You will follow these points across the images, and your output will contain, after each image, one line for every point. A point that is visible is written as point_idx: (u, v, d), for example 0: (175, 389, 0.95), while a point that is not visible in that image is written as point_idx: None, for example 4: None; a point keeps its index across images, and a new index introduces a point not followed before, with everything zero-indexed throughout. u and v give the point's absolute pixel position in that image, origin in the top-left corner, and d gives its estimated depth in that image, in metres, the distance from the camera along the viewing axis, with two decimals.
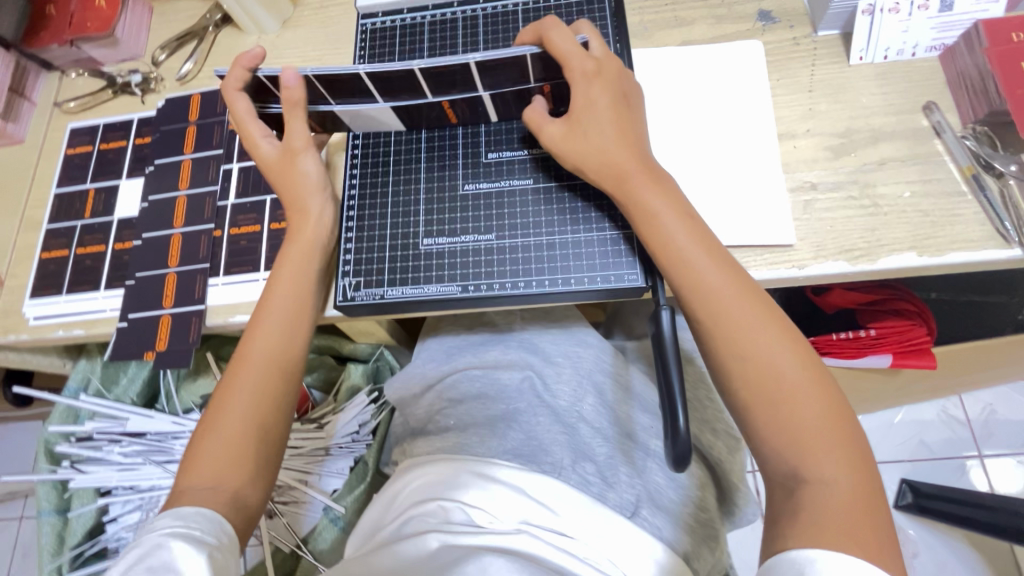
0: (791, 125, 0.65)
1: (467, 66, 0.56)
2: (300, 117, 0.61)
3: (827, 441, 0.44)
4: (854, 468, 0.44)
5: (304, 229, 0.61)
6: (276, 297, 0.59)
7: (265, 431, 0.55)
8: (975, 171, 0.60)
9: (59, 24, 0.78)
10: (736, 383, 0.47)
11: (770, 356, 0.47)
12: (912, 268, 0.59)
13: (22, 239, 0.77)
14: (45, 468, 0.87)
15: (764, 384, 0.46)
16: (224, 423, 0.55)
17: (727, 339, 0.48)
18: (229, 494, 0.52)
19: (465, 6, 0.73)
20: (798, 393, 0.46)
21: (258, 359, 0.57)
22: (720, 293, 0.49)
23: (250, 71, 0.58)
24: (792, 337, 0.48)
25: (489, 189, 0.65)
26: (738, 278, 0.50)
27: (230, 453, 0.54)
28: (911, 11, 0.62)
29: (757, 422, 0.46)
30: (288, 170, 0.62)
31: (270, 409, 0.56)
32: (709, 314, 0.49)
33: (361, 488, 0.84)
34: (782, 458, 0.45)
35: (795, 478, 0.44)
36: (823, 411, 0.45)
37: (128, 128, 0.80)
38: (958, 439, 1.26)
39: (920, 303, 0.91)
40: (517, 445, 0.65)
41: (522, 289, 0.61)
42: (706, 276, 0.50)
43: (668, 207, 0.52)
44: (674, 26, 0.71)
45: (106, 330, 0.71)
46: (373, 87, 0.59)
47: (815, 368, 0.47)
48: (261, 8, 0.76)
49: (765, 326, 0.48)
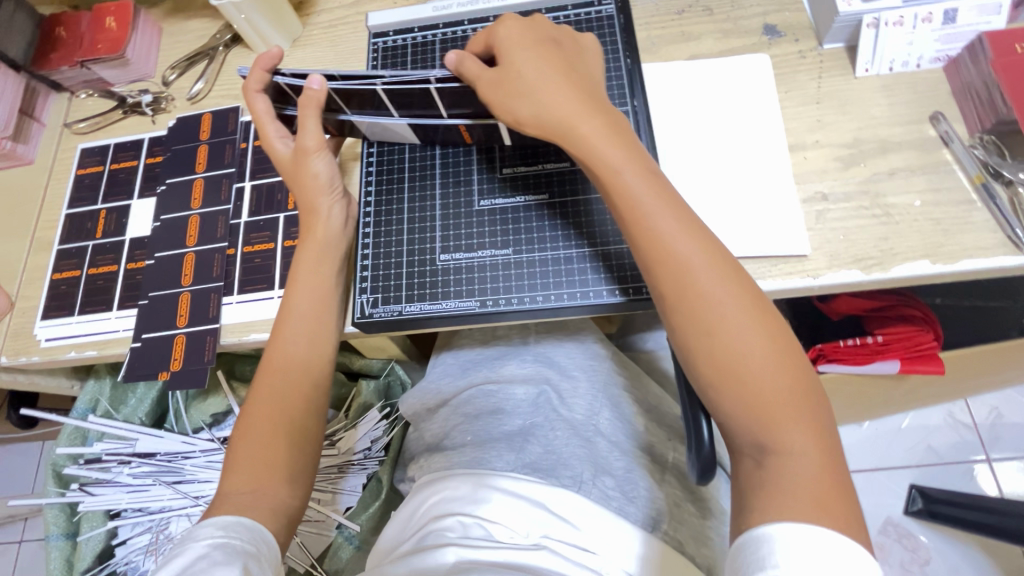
0: (800, 136, 0.66)
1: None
2: (314, 117, 0.59)
3: (794, 413, 0.42)
4: (820, 439, 0.42)
5: (318, 231, 0.61)
6: (300, 300, 0.60)
7: (298, 438, 0.57)
8: (984, 180, 0.60)
9: (69, 46, 0.79)
10: (699, 357, 0.45)
11: (740, 332, 0.44)
12: (926, 275, 0.60)
13: (33, 260, 0.77)
14: (53, 491, 0.86)
15: (730, 360, 0.43)
16: (249, 439, 0.55)
17: (697, 313, 0.45)
18: (268, 509, 0.53)
19: (475, 24, 0.74)
20: (764, 367, 0.43)
21: (283, 373, 0.58)
22: (687, 260, 0.45)
23: (267, 78, 0.59)
24: (756, 303, 0.45)
25: (504, 205, 0.65)
26: (711, 245, 0.46)
27: (268, 457, 0.55)
28: (915, 24, 0.63)
29: (722, 398, 0.44)
30: (299, 171, 0.61)
31: (293, 422, 0.57)
32: (677, 284, 0.45)
33: (375, 505, 0.82)
34: (749, 430, 0.43)
35: (764, 450, 0.42)
36: (788, 381, 0.43)
37: (139, 148, 0.80)
38: (965, 443, 1.26)
39: (925, 308, 0.92)
40: (536, 458, 0.63)
41: (537, 304, 0.61)
42: (669, 238, 0.46)
43: (628, 162, 0.48)
44: (681, 41, 0.72)
45: (118, 350, 0.70)
46: (388, 100, 0.60)
47: (787, 344, 0.44)
48: (271, 28, 0.77)
49: (738, 302, 0.45)
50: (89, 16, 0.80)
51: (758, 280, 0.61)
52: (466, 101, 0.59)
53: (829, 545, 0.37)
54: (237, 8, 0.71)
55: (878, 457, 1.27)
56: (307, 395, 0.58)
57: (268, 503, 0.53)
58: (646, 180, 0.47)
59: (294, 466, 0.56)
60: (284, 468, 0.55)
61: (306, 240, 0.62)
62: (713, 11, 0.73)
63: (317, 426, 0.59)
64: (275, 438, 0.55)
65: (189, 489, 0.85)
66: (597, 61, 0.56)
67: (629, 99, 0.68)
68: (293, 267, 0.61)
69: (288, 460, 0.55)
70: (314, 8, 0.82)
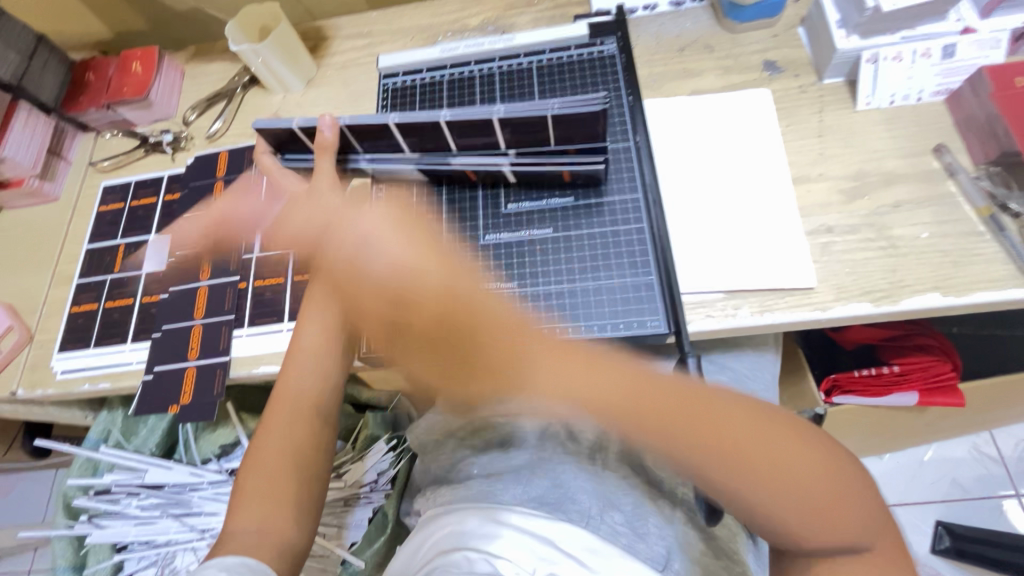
0: (803, 169, 0.66)
1: (490, 118, 0.61)
2: (327, 159, 0.66)
3: (857, 500, 0.50)
4: (874, 509, 0.51)
5: (328, 268, 0.65)
6: (312, 334, 0.63)
7: (303, 470, 0.57)
8: (992, 212, 0.60)
9: (97, 89, 0.84)
10: (786, 510, 0.48)
11: (804, 471, 0.49)
12: (936, 308, 0.59)
13: (53, 294, 0.79)
14: (62, 523, 0.86)
15: (811, 498, 0.49)
16: (256, 473, 0.56)
17: (773, 476, 0.49)
18: (271, 543, 0.52)
19: (482, 64, 0.76)
20: (829, 487, 0.49)
21: (293, 405, 0.59)
22: (733, 444, 0.49)
23: (284, 125, 0.67)
24: (798, 436, 0.51)
25: (510, 238, 0.66)
26: (741, 414, 0.51)
27: (272, 489, 0.55)
28: (914, 59, 0.64)
29: (817, 534, 0.49)
30: (313, 210, 0.66)
31: (302, 453, 0.58)
32: (738, 456, 0.49)
33: (381, 540, 0.80)
34: (839, 535, 0.49)
35: (849, 547, 0.49)
36: (842, 482, 0.50)
37: (159, 184, 0.83)
38: (993, 477, 1.21)
39: (940, 338, 0.92)
40: (542, 491, 0.61)
41: (543, 337, 0.62)
42: (709, 427, 0.49)
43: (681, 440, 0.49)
44: (683, 77, 0.74)
45: (132, 382, 0.71)
46: (397, 133, 0.64)
47: (825, 450, 0.51)
48: (287, 71, 0.81)
49: (790, 446, 0.50)
50: (116, 62, 0.86)
51: (764, 312, 0.61)
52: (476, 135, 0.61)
53: None
54: (254, 51, 0.75)
55: (900, 492, 1.23)
56: (313, 426, 0.59)
57: (270, 542, 0.52)
58: (659, 390, 0.50)
59: (298, 504, 0.56)
60: (289, 498, 0.55)
61: (316, 278, 0.65)
62: (714, 49, 0.75)
63: (323, 458, 0.60)
64: (280, 470, 0.56)
65: (196, 523, 0.85)
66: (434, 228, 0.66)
67: (630, 136, 0.69)
68: (306, 301, 0.65)
69: (292, 496, 0.55)
70: (328, 51, 0.86)
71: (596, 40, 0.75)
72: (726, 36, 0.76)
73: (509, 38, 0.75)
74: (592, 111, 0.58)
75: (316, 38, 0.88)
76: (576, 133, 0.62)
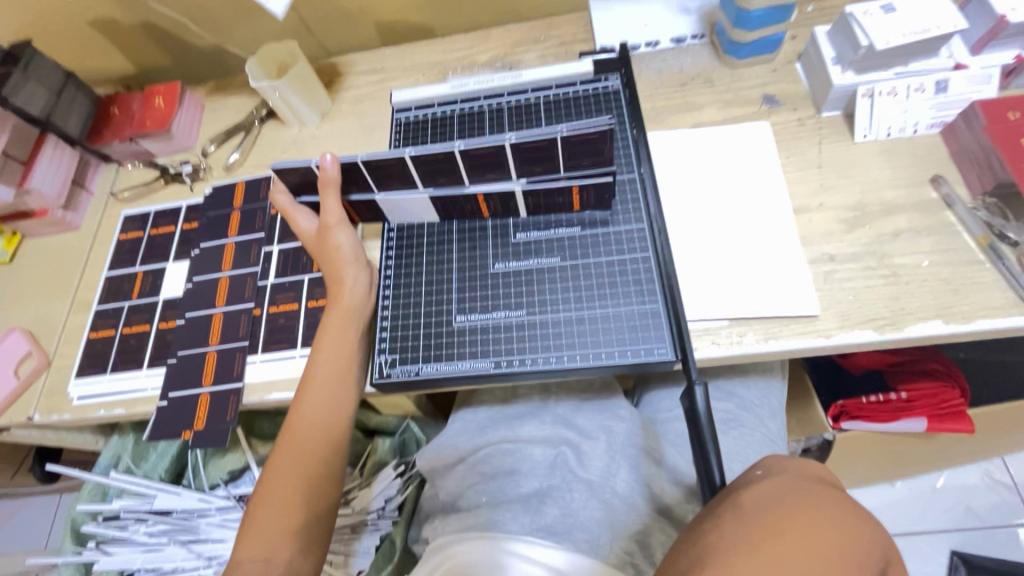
0: (805, 200, 0.68)
1: (502, 147, 0.60)
2: (333, 196, 0.66)
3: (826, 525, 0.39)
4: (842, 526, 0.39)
5: (343, 298, 0.66)
6: (325, 363, 0.63)
7: (313, 500, 0.59)
8: (990, 241, 0.61)
9: (121, 123, 0.88)
10: None
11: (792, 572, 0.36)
12: (940, 336, 0.60)
13: (71, 321, 0.81)
14: (70, 548, 0.86)
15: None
16: (265, 503, 0.58)
17: None
18: (281, 567, 0.55)
19: (490, 99, 0.79)
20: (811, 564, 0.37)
21: (303, 435, 0.60)
22: None
23: (302, 166, 0.63)
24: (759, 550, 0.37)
25: (519, 267, 0.68)
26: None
27: (282, 520, 0.57)
28: (909, 94, 0.67)
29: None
30: (324, 244, 0.67)
31: (313, 485, 0.59)
32: None
33: (388, 568, 0.80)
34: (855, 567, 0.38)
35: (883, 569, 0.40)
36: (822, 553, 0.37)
37: (177, 214, 0.86)
38: (1007, 504, 1.20)
39: (948, 365, 0.92)
40: (552, 521, 0.62)
41: (552, 365, 0.62)
42: None
43: None
44: (685, 110, 0.77)
45: (146, 409, 0.73)
46: (414, 171, 0.63)
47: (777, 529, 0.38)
48: (303, 105, 0.84)
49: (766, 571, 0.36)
50: (140, 97, 0.89)
51: (770, 339, 0.61)
52: (489, 165, 0.63)
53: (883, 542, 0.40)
54: (273, 87, 0.79)
55: (913, 519, 1.21)
56: (325, 459, 0.60)
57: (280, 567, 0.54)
58: None
59: (307, 534, 0.57)
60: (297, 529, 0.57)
61: (332, 308, 0.66)
62: (715, 83, 0.78)
63: (331, 489, 0.61)
64: (291, 501, 0.58)
65: (203, 550, 0.85)
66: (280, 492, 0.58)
67: (635, 168, 0.72)
68: (320, 331, 0.65)
69: (303, 527, 0.57)
70: (342, 86, 0.90)
71: (601, 76, 0.78)
72: (726, 72, 0.79)
73: (518, 74, 0.78)
74: (600, 131, 0.58)
75: (331, 73, 0.91)
76: (583, 156, 0.62)
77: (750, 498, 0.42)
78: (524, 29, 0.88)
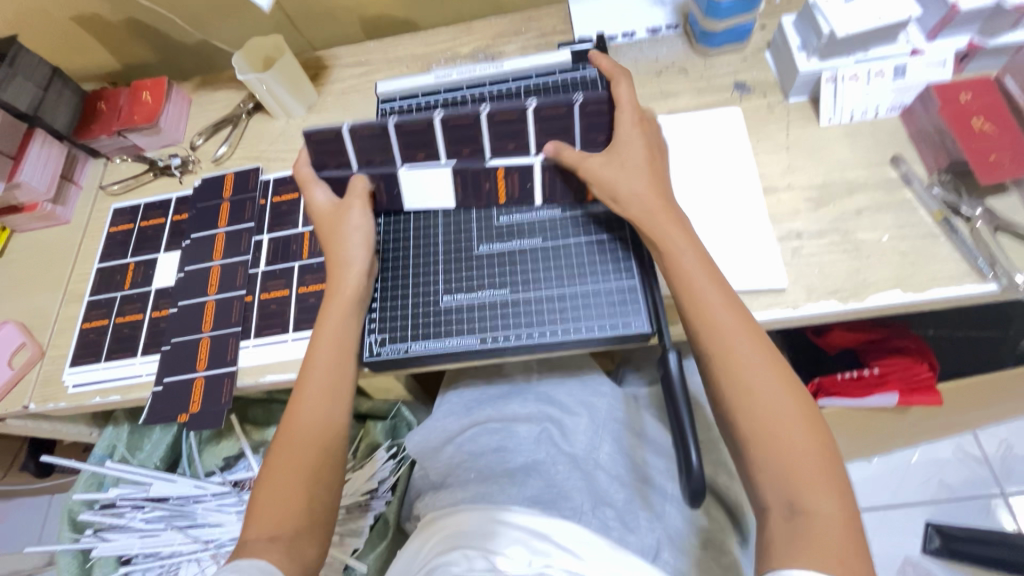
0: (773, 180, 0.72)
1: (523, 112, 0.65)
2: (360, 186, 0.69)
3: (800, 431, 0.48)
4: (828, 483, 0.46)
5: (345, 289, 0.65)
6: (318, 354, 0.63)
7: (315, 486, 0.57)
8: (945, 216, 0.66)
9: (108, 118, 0.89)
10: (737, 415, 0.49)
11: (772, 393, 0.49)
12: (899, 304, 0.63)
13: (64, 312, 0.83)
14: (68, 537, 0.87)
15: (762, 411, 0.49)
16: (271, 486, 0.56)
17: (744, 392, 0.49)
18: (283, 549, 0.53)
19: (473, 88, 0.81)
20: (785, 412, 0.48)
21: (305, 426, 0.59)
22: (733, 342, 0.51)
23: (333, 129, 0.66)
24: (785, 377, 0.50)
25: (503, 249, 0.71)
26: (753, 329, 0.52)
27: (284, 505, 0.55)
28: (870, 78, 0.70)
29: (766, 458, 0.47)
30: (339, 220, 0.68)
31: (315, 471, 0.57)
32: (759, 423, 0.48)
33: (383, 544, 0.85)
34: (778, 485, 0.46)
35: (793, 507, 0.45)
36: (802, 434, 0.48)
37: (167, 207, 0.87)
38: (979, 477, 1.25)
39: (919, 341, 0.96)
40: (538, 492, 0.65)
41: (537, 339, 0.65)
42: (714, 312, 0.53)
43: (745, 338, 0.52)
44: (660, 98, 0.80)
45: (141, 394, 0.74)
46: (440, 138, 0.67)
47: (809, 414, 0.49)
48: (290, 97, 0.85)
49: (772, 380, 0.50)
50: (127, 92, 0.91)
51: None
52: (513, 133, 0.67)
53: (833, 523, 0.44)
54: (260, 80, 0.81)
55: (890, 494, 1.26)
56: (325, 448, 0.59)
57: (283, 549, 0.53)
58: (733, 313, 0.53)
59: (314, 520, 0.56)
60: (299, 514, 0.55)
61: (333, 297, 0.65)
62: (688, 72, 0.81)
63: (335, 475, 0.59)
64: (293, 486, 0.56)
65: (199, 534, 0.87)
66: (281, 475, 0.57)
67: None
68: (320, 321, 0.64)
69: (304, 515, 0.55)
70: (328, 79, 0.92)
71: (579, 66, 0.80)
72: (699, 60, 0.82)
73: (499, 64, 0.80)
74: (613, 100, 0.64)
75: (316, 66, 0.93)
76: (601, 129, 0.67)
77: (805, 415, 0.49)
78: (505, 21, 0.91)
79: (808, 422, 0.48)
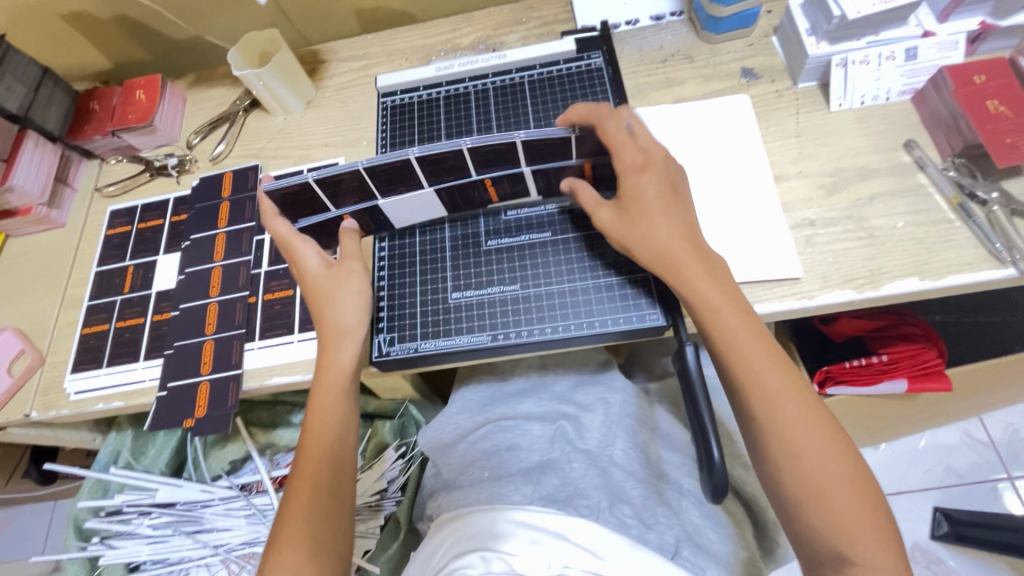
0: (784, 168, 0.70)
1: (512, 144, 0.62)
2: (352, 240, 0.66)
3: (847, 488, 0.49)
4: (879, 536, 0.48)
5: (338, 356, 0.62)
6: (327, 366, 0.62)
7: (327, 532, 0.55)
8: (961, 201, 0.64)
9: (101, 118, 0.86)
10: (784, 475, 0.50)
11: (821, 452, 0.49)
12: (916, 292, 0.62)
13: (63, 317, 0.81)
14: (74, 545, 0.87)
15: (812, 471, 0.49)
16: (286, 532, 0.55)
17: (796, 453, 0.50)
18: None
19: (475, 80, 0.80)
20: (833, 473, 0.49)
21: (315, 469, 0.58)
22: (778, 401, 0.51)
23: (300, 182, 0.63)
24: (830, 433, 0.50)
25: (510, 244, 0.70)
26: (796, 382, 0.52)
27: (300, 553, 0.53)
28: (880, 62, 0.69)
29: (816, 517, 0.49)
30: (336, 281, 0.64)
31: (329, 515, 0.56)
32: (806, 483, 0.49)
33: (394, 546, 0.85)
34: (833, 544, 0.48)
35: (844, 562, 0.48)
36: (851, 490, 0.49)
37: (165, 208, 0.85)
38: (986, 462, 1.25)
39: (926, 328, 0.94)
40: (553, 490, 0.63)
41: (550, 335, 0.64)
42: (757, 372, 0.52)
43: (792, 397, 0.51)
44: (667, 86, 0.78)
45: (145, 400, 0.73)
46: (420, 172, 0.64)
47: (856, 467, 0.50)
48: (288, 93, 0.84)
49: (821, 439, 0.50)
50: (120, 91, 0.88)
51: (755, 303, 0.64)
52: (500, 161, 0.64)
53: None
54: (256, 75, 0.79)
55: (897, 481, 1.26)
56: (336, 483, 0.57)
57: None
58: (776, 368, 0.52)
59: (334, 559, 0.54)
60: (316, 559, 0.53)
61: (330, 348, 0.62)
62: (694, 59, 0.79)
63: (347, 517, 0.57)
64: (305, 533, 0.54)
65: (209, 539, 0.86)
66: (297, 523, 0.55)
67: None
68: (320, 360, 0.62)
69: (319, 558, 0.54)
70: (325, 73, 0.90)
71: (583, 55, 0.79)
72: (705, 47, 0.80)
73: (501, 55, 0.79)
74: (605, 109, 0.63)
75: (313, 61, 0.91)
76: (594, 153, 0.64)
77: (855, 470, 0.49)
78: (505, 11, 0.89)
79: (856, 476, 0.49)
